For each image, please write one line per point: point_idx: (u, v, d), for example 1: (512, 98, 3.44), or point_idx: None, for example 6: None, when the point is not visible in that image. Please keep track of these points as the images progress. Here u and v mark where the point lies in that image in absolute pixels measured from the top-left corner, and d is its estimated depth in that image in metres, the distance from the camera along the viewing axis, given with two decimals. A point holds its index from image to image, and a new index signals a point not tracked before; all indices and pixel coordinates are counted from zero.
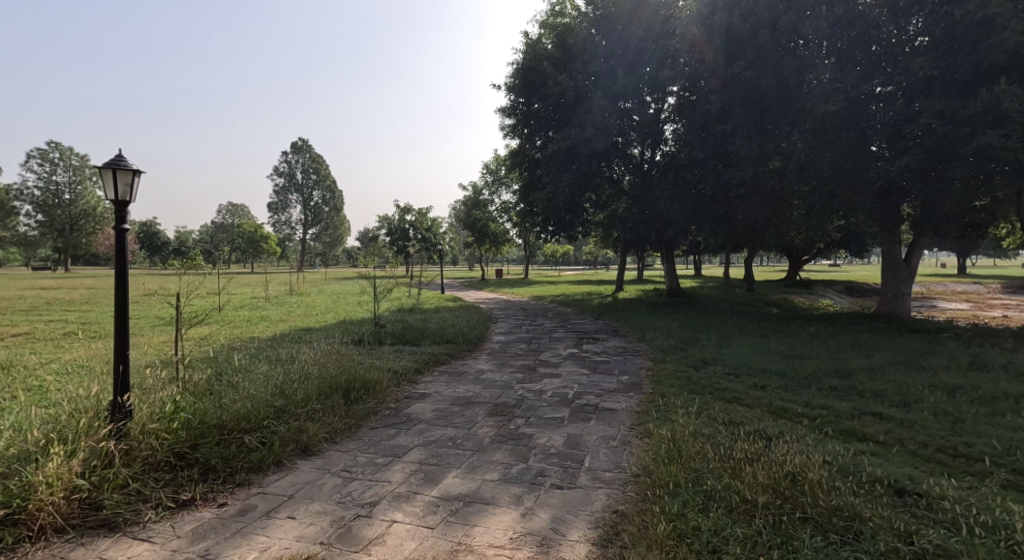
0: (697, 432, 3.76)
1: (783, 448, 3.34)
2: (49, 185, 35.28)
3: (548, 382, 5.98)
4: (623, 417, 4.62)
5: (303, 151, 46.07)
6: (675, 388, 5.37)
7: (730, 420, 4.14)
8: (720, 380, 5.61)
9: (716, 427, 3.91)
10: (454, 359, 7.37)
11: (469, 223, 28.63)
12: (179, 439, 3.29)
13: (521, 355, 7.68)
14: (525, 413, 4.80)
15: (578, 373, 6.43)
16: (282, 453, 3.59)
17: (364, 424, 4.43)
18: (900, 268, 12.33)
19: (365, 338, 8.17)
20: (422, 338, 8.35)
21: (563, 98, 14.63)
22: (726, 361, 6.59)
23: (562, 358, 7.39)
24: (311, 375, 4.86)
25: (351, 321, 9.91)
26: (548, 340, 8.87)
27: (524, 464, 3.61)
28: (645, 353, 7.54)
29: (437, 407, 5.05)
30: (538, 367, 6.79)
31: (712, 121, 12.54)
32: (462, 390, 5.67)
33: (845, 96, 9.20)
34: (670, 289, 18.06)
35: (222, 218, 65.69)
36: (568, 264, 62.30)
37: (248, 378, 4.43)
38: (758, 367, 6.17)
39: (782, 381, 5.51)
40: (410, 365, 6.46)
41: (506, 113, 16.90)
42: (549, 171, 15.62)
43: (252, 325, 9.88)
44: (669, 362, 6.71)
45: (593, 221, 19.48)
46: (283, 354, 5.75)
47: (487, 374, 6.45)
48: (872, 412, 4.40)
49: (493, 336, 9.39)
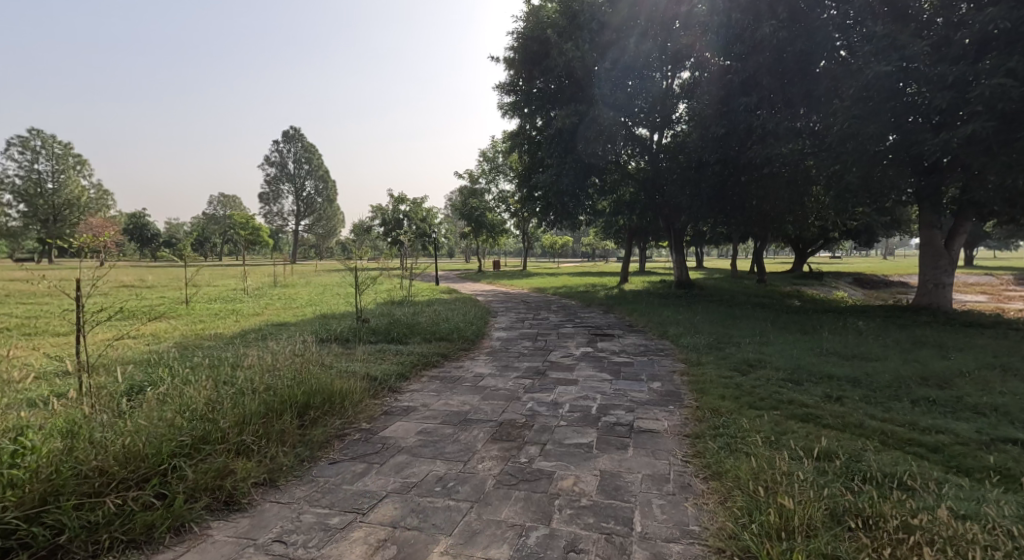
0: (795, 479, 2.63)
1: (936, 515, 2.24)
2: (31, 174, 33.84)
3: (563, 391, 4.81)
4: (673, 445, 3.47)
5: (295, 140, 44.68)
6: (729, 400, 4.25)
7: (830, 454, 3.02)
8: (782, 391, 4.49)
9: (818, 467, 2.78)
10: (448, 360, 6.21)
11: (466, 212, 27.36)
12: (10, 505, 2.16)
13: (526, 355, 6.52)
14: (539, 438, 3.63)
15: (598, 379, 5.27)
16: (186, 512, 2.45)
17: (322, 456, 3.27)
18: (941, 256, 11.20)
19: (344, 336, 7.00)
20: (410, 336, 7.17)
21: (568, 72, 13.46)
22: (776, 364, 5.46)
23: (575, 359, 6.23)
24: (257, 388, 3.71)
25: (331, 315, 8.72)
26: (556, 337, 7.70)
27: (545, 529, 2.46)
28: (673, 354, 6.39)
29: (421, 428, 3.87)
30: (549, 371, 5.62)
31: (734, 95, 11.37)
32: (457, 402, 4.51)
33: (897, 57, 8.03)
34: (679, 280, 16.91)
35: (214, 210, 64.51)
36: (566, 257, 61.44)
37: (166, 397, 3.27)
38: (819, 371, 5.05)
39: (862, 390, 4.38)
40: (391, 369, 5.29)
41: (505, 91, 15.66)
42: (553, 154, 14.46)
43: (219, 321, 8.67)
44: (707, 365, 5.55)
45: (598, 209, 18.27)
46: (229, 360, 4.58)
47: (487, 380, 5.28)
48: (1009, 439, 3.28)
49: (492, 333, 8.21)
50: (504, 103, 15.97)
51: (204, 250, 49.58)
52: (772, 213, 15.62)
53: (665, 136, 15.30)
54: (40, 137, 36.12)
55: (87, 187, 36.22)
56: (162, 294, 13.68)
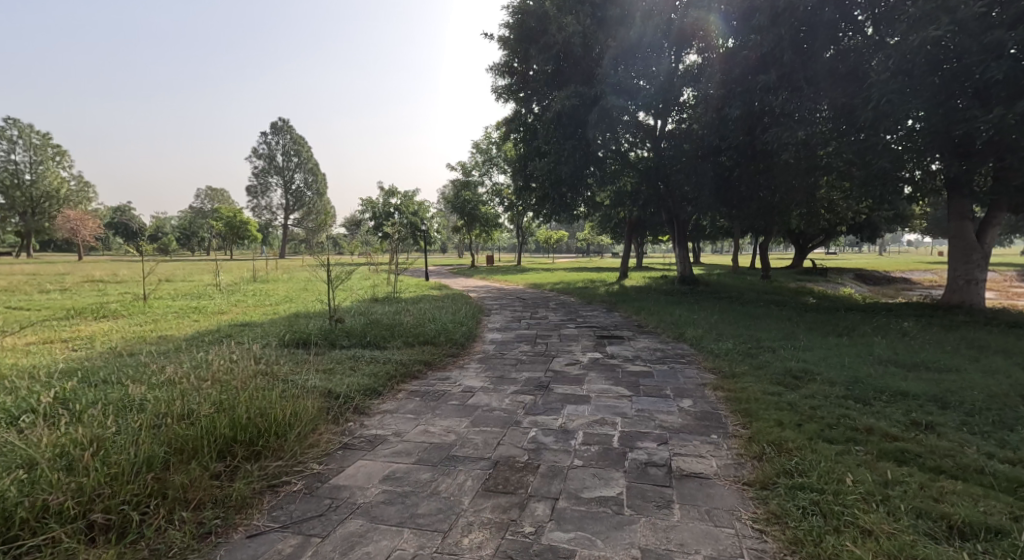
0: None
1: None
2: (7, 165, 32.27)
3: (573, 415, 3.84)
4: (733, 502, 2.52)
5: (282, 132, 43.53)
6: (789, 429, 3.30)
7: (953, 530, 2.14)
8: (853, 415, 3.55)
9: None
10: (431, 369, 5.24)
11: (458, 206, 26.28)
12: None
13: (524, 362, 5.58)
14: (549, 488, 2.67)
15: (614, 396, 4.30)
16: None
17: (240, 525, 2.31)
18: (973, 250, 10.32)
19: (313, 340, 6.01)
20: (389, 339, 6.17)
21: (567, 52, 12.48)
22: (829, 377, 4.51)
23: (583, 368, 5.27)
24: (165, 420, 2.76)
25: (301, 315, 7.67)
26: (558, 341, 6.73)
27: None
28: (698, 362, 5.42)
29: (391, 470, 2.90)
30: (553, 385, 4.64)
31: (750, 74, 10.44)
32: (439, 430, 3.52)
33: (945, 23, 7.12)
34: (683, 276, 15.98)
35: (201, 204, 63.17)
36: (560, 254, 60.71)
37: (25, 441, 2.38)
38: (888, 387, 4.10)
39: (955, 415, 3.45)
40: (357, 384, 4.28)
41: (499, 73, 14.66)
42: (549, 140, 13.47)
43: (178, 320, 7.65)
44: (746, 378, 4.61)
45: (597, 202, 17.31)
46: (142, 378, 3.58)
47: (478, 398, 4.28)
48: None
49: (484, 335, 7.23)
50: (498, 87, 14.97)
51: (190, 244, 48.21)
52: (783, 205, 14.70)
53: (670, 122, 14.31)
54: (16, 127, 34.63)
55: (66, 179, 34.74)
56: (127, 290, 12.55)
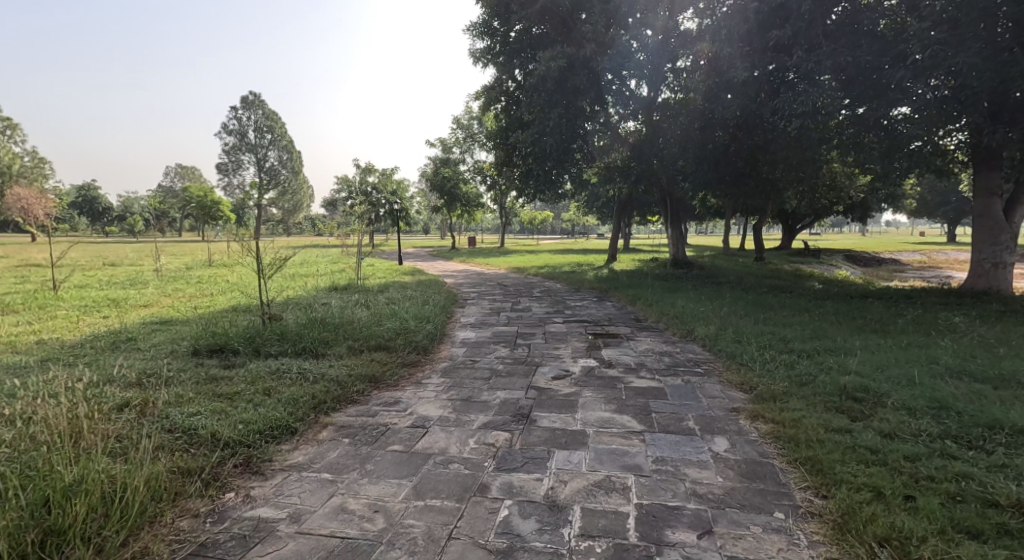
0: None
1: None
2: None
3: (565, 471, 2.63)
4: None
5: (253, 107, 41.14)
6: (895, 508, 2.17)
7: None
8: (976, 472, 2.43)
9: None
10: (377, 388, 3.99)
11: (438, 183, 24.74)
12: None
13: (502, 375, 4.34)
14: None
15: (620, 434, 3.09)
16: None
17: None
18: (1002, 231, 9.29)
19: (231, 346, 4.70)
20: (331, 344, 4.92)
21: (554, 8, 11.07)
22: (903, 400, 3.38)
23: (576, 385, 4.05)
24: None
25: (233, 310, 6.33)
26: (543, 342, 5.50)
27: None
28: (721, 375, 4.25)
29: None
30: (536, 415, 3.41)
31: (761, 31, 9.20)
32: (361, 510, 2.29)
33: None
34: (676, 259, 14.82)
35: (171, 182, 60.48)
36: (545, 234, 59.31)
37: None
38: (995, 420, 2.99)
39: None
40: (259, 420, 3.04)
41: (478, 35, 13.17)
42: (532, 110, 12.14)
43: (81, 316, 6.27)
44: (794, 402, 3.44)
45: (584, 178, 16.03)
46: None
47: (431, 439, 3.04)
48: None
49: (455, 334, 5.97)
50: (477, 50, 13.50)
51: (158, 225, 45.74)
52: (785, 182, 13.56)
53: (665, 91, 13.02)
54: None
55: (17, 155, 32.19)
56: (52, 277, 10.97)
